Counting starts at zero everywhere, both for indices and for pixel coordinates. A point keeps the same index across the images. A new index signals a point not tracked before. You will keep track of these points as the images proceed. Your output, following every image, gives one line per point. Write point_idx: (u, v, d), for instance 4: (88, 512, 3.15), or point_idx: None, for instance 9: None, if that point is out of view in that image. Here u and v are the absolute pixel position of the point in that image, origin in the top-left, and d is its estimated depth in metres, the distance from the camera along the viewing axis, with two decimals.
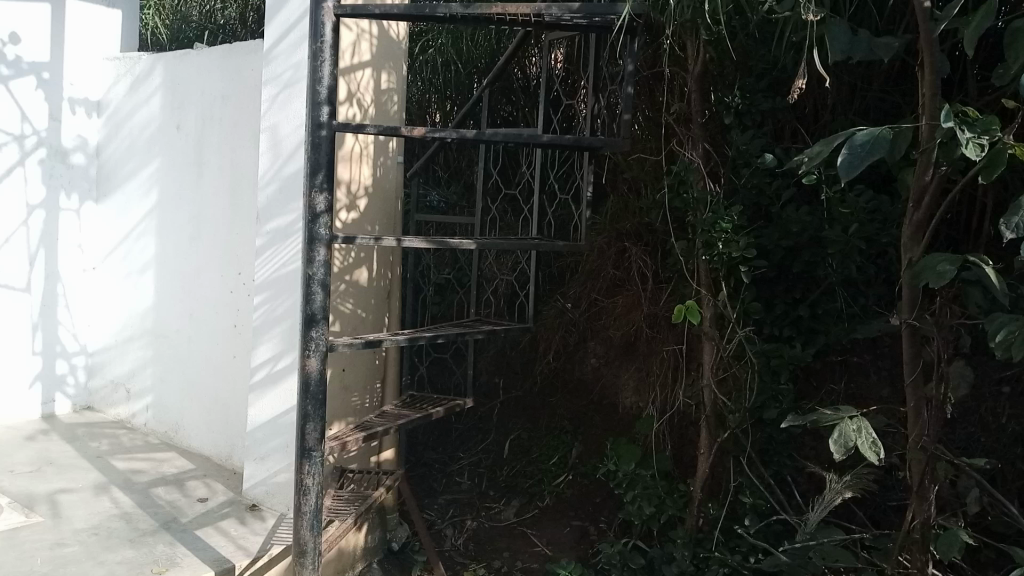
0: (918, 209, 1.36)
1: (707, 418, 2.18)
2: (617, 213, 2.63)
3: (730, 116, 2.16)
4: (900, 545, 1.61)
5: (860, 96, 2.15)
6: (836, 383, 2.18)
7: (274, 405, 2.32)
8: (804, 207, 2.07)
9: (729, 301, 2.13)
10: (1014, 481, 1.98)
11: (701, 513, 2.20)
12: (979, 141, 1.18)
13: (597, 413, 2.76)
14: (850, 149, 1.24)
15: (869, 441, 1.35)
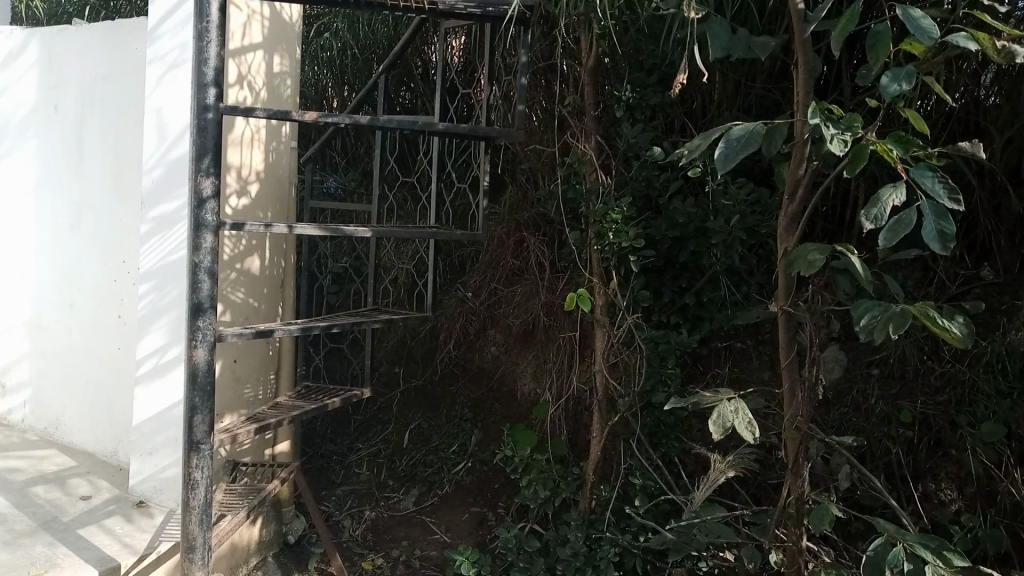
0: (792, 201, 1.44)
1: (600, 404, 2.24)
2: (515, 204, 2.72)
3: (621, 109, 2.23)
4: (777, 520, 1.70)
5: (743, 93, 2.25)
6: (721, 367, 2.29)
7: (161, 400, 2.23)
8: (690, 200, 2.15)
9: (620, 290, 2.20)
10: (881, 458, 2.12)
11: (594, 495, 2.25)
12: (843, 137, 1.21)
13: (495, 400, 2.78)
14: (727, 143, 1.27)
15: (746, 422, 1.39)
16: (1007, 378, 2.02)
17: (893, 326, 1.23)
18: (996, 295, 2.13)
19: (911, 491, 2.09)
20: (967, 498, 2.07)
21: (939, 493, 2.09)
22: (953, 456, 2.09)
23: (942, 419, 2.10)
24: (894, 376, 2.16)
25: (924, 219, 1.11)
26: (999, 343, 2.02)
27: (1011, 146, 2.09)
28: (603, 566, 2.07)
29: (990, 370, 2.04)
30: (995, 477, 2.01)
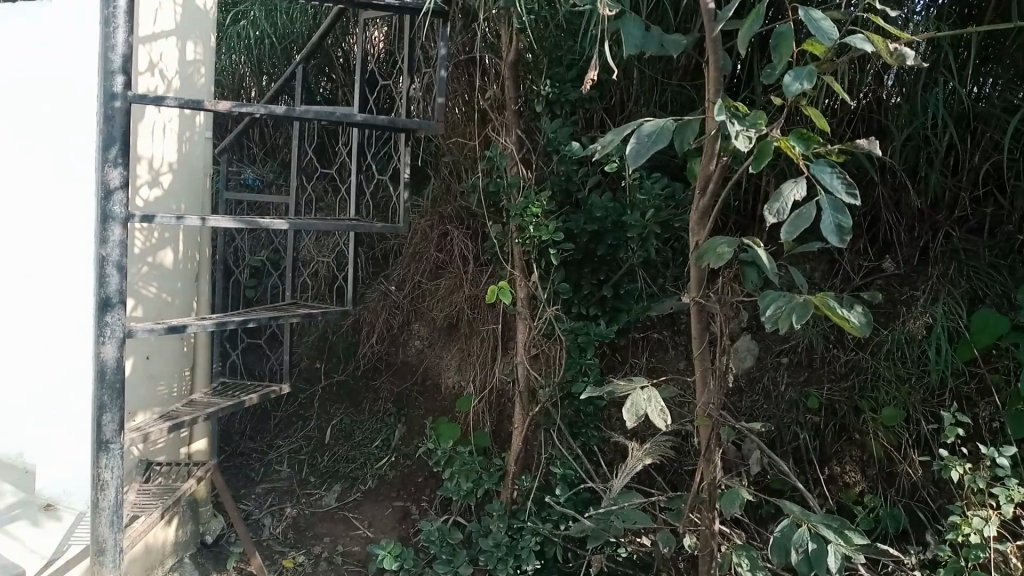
0: (703, 196, 1.48)
1: (521, 395, 2.26)
2: (438, 196, 2.74)
3: (541, 104, 2.25)
4: (691, 505, 1.75)
5: (659, 91, 2.35)
6: (638, 357, 2.37)
7: (57, 390, 2.12)
8: (608, 194, 2.19)
9: (541, 284, 2.22)
10: (790, 443, 2.20)
11: (516, 485, 2.27)
12: (749, 134, 1.23)
13: (420, 394, 2.78)
14: (637, 139, 1.24)
15: (659, 410, 1.42)
16: (905, 364, 2.14)
17: (797, 316, 1.27)
18: (897, 286, 2.25)
19: (817, 474, 2.17)
20: (871, 479, 2.15)
21: (843, 475, 2.17)
22: (857, 440, 2.17)
23: (846, 404, 2.19)
24: (802, 363, 2.25)
25: (822, 213, 1.11)
26: (899, 332, 2.15)
27: (910, 143, 2.20)
28: (525, 556, 2.09)
29: (891, 357, 2.15)
30: (894, 459, 2.11)
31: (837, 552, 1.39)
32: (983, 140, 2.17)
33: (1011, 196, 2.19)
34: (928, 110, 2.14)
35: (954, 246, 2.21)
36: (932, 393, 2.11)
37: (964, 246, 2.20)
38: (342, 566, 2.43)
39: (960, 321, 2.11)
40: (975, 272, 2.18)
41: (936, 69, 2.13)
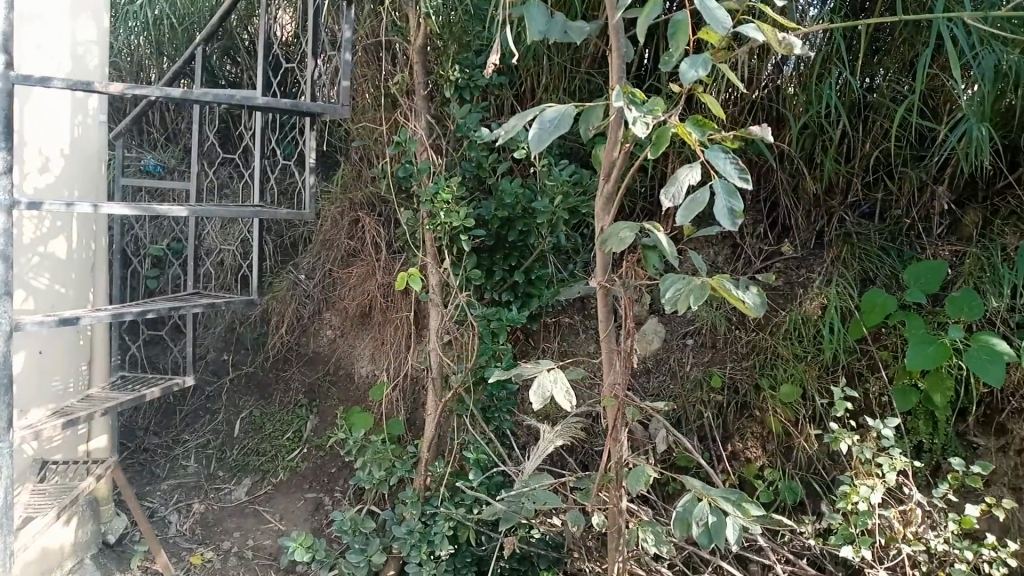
0: (608, 181, 1.50)
1: (433, 382, 2.24)
2: (348, 182, 2.70)
3: (450, 90, 2.24)
4: (600, 484, 1.79)
5: (569, 77, 2.38)
6: (550, 342, 2.40)
7: None
8: (517, 180, 2.21)
9: (452, 270, 2.22)
10: (695, 422, 2.27)
11: (428, 472, 2.26)
12: (649, 120, 1.24)
13: (331, 383, 2.74)
14: (539, 127, 1.16)
15: (565, 389, 1.43)
16: (802, 344, 2.23)
17: (694, 297, 1.31)
18: (793, 269, 2.39)
19: (720, 450, 2.23)
20: (770, 454, 2.22)
21: (746, 451, 2.24)
22: (758, 417, 2.24)
23: (747, 382, 2.26)
24: (706, 345, 2.35)
25: (716, 198, 1.14)
26: (796, 312, 2.25)
27: (806, 132, 2.30)
28: (438, 541, 2.09)
29: (789, 336, 2.25)
30: (792, 434, 2.19)
31: (735, 523, 1.44)
32: (874, 129, 2.26)
33: (899, 182, 2.31)
34: (822, 98, 2.21)
35: (847, 230, 2.34)
36: (825, 368, 2.21)
37: (856, 230, 2.33)
38: (252, 561, 2.38)
39: (852, 302, 2.22)
40: (865, 254, 2.30)
41: (831, 60, 2.20)
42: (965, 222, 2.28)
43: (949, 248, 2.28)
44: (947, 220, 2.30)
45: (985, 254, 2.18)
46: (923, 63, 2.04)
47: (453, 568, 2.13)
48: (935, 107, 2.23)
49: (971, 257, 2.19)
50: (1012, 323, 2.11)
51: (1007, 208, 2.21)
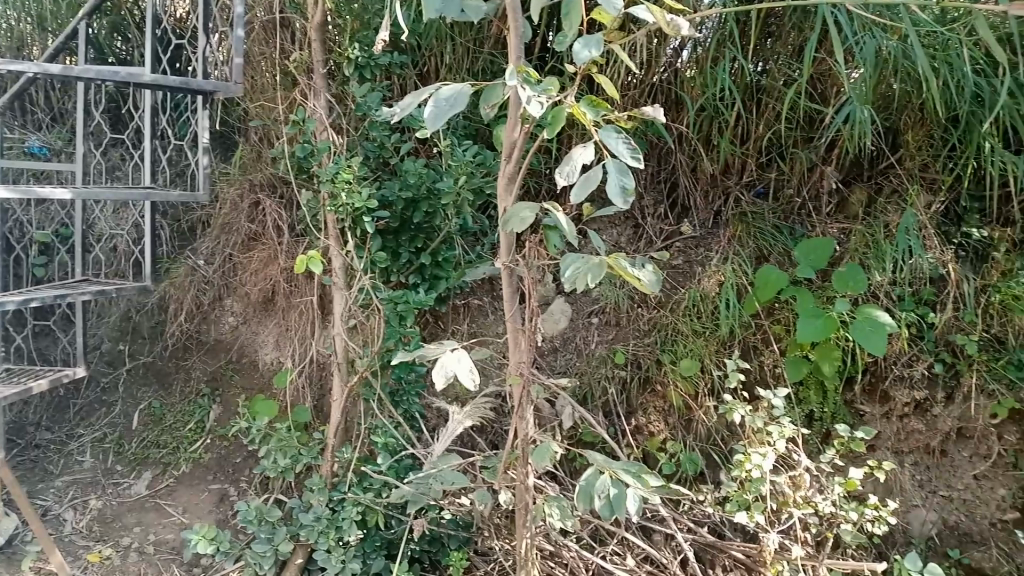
0: (509, 162, 1.49)
1: (339, 366, 2.22)
2: (249, 164, 2.63)
3: (349, 68, 2.20)
4: (507, 462, 1.82)
5: (472, 58, 2.39)
6: (460, 324, 2.41)
7: None
8: (420, 160, 2.19)
9: (356, 252, 2.20)
10: (601, 398, 2.31)
11: (335, 458, 2.22)
12: (545, 100, 1.24)
13: (234, 371, 2.66)
14: (435, 104, 1.14)
15: (470, 367, 1.43)
16: (700, 320, 2.31)
17: (592, 276, 1.33)
18: (693, 248, 2.47)
19: (624, 425, 2.28)
20: (672, 427, 2.28)
21: (649, 425, 2.28)
22: (660, 392, 2.30)
23: (649, 357, 2.31)
24: (611, 323, 2.40)
25: (608, 177, 1.16)
26: (694, 290, 2.33)
27: (703, 114, 2.37)
28: (346, 527, 2.07)
29: (688, 313, 2.32)
30: (692, 407, 2.26)
31: (635, 494, 1.49)
32: (767, 111, 2.34)
33: (790, 163, 2.40)
34: (716, 81, 2.28)
35: (742, 209, 2.43)
36: (722, 343, 2.28)
37: (750, 209, 2.41)
38: (154, 556, 2.30)
39: (746, 279, 2.30)
40: (759, 232, 2.39)
41: (725, 43, 2.27)
42: (852, 200, 2.39)
43: (838, 226, 2.38)
44: (835, 199, 2.41)
45: (869, 232, 2.29)
46: (810, 47, 2.12)
47: (363, 553, 2.12)
48: (823, 91, 2.32)
49: (856, 234, 2.30)
50: (893, 295, 2.23)
51: (890, 187, 2.35)
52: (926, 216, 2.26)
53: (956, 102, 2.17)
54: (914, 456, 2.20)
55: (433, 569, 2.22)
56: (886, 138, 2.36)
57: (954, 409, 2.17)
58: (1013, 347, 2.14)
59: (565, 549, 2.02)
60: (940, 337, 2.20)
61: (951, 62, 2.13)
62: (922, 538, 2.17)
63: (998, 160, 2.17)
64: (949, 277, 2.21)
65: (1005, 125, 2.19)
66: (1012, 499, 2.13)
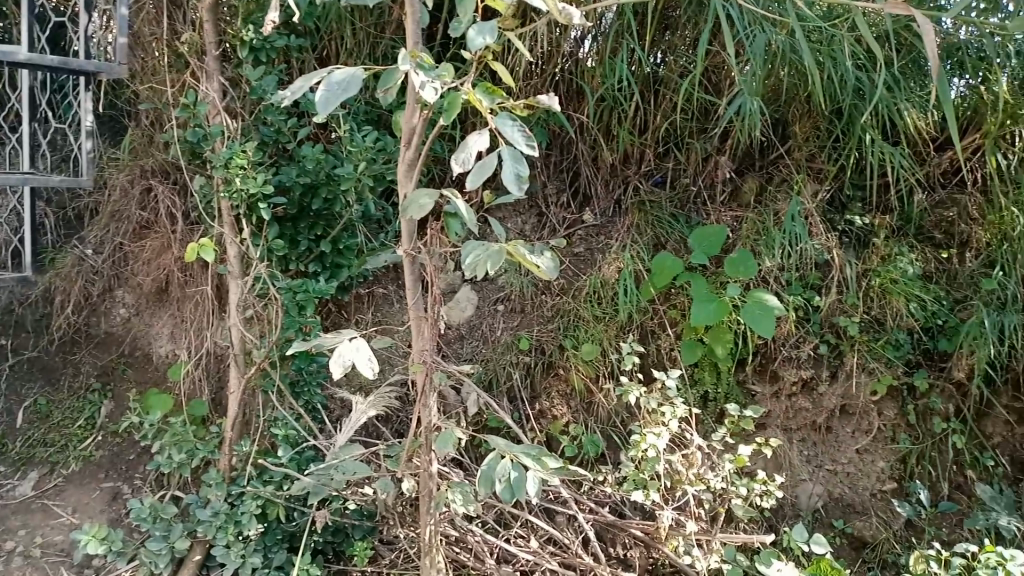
0: (408, 148, 1.47)
1: (235, 358, 2.15)
2: (139, 148, 2.53)
3: (243, 51, 2.15)
4: (410, 450, 1.81)
5: (372, 43, 2.37)
6: (363, 313, 2.38)
7: None
8: (318, 145, 2.15)
9: (252, 240, 2.15)
10: (506, 384, 2.33)
11: (233, 452, 2.16)
12: (440, 86, 1.23)
13: (126, 364, 2.55)
14: (326, 88, 1.12)
15: (367, 357, 1.42)
16: (601, 305, 2.35)
17: (492, 262, 1.33)
18: (594, 236, 2.52)
19: (528, 409, 2.30)
20: (574, 410, 2.32)
21: (552, 409, 2.32)
22: (563, 375, 2.33)
23: (552, 343, 2.35)
24: (515, 309, 2.43)
25: (503, 163, 1.16)
26: (595, 276, 2.37)
27: (603, 104, 2.41)
28: (245, 521, 2.03)
29: (589, 299, 2.37)
30: (592, 390, 2.30)
31: (534, 477, 1.51)
32: (664, 102, 2.40)
33: (687, 153, 2.47)
34: (614, 71, 2.33)
35: (641, 198, 2.48)
36: (621, 328, 2.34)
37: (648, 198, 2.47)
38: (41, 560, 2.19)
39: (643, 266, 2.36)
40: (657, 220, 2.45)
41: (624, 34, 2.31)
42: (745, 189, 2.47)
43: (731, 214, 2.46)
44: (729, 187, 2.49)
45: (760, 219, 2.38)
46: (703, 40, 2.19)
47: (263, 547, 2.08)
48: (717, 83, 2.39)
49: (748, 222, 2.39)
50: (782, 280, 2.32)
51: (779, 176, 2.44)
52: (812, 205, 2.37)
53: (839, 96, 2.28)
54: (802, 432, 2.31)
55: (337, 560, 2.20)
56: (776, 129, 2.46)
57: (838, 386, 2.29)
58: (890, 327, 2.27)
59: (470, 534, 2.04)
60: (826, 319, 2.31)
61: (835, 58, 2.23)
62: (810, 510, 2.28)
63: (878, 150, 2.30)
64: (833, 262, 2.32)
65: (882, 118, 2.31)
66: (890, 470, 2.27)
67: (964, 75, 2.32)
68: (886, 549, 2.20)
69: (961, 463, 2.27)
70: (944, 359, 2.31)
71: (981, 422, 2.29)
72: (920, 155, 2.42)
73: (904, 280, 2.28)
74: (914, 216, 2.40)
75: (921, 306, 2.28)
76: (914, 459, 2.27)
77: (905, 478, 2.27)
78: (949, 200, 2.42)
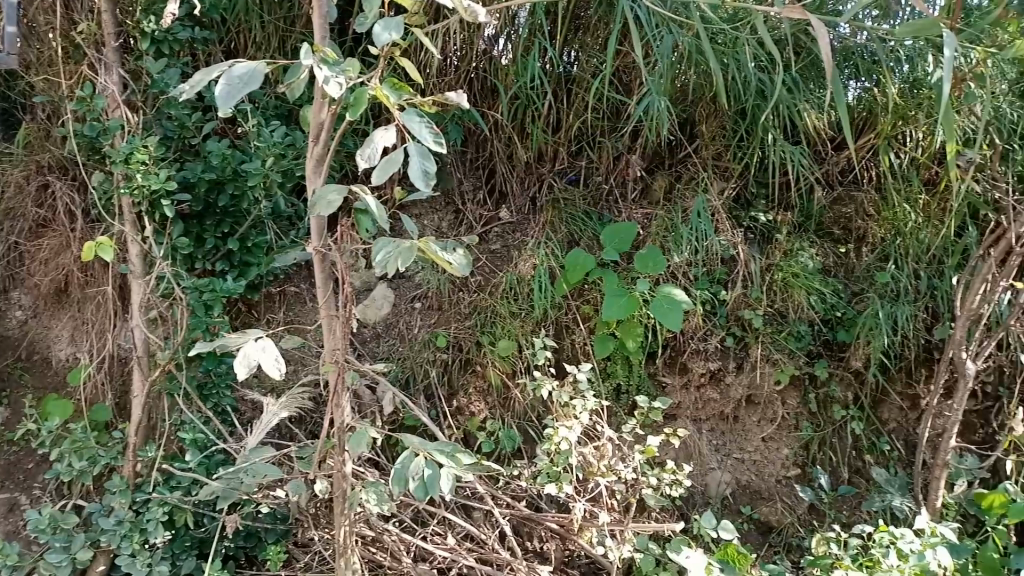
0: (317, 143, 1.44)
1: (139, 361, 2.08)
2: (34, 143, 2.41)
3: (145, 42, 2.08)
4: (323, 450, 1.79)
5: (281, 36, 2.33)
6: (275, 312, 2.33)
7: None
8: (225, 141, 2.10)
9: (155, 239, 2.08)
10: (422, 382, 2.32)
11: (137, 458, 2.08)
12: (345, 82, 1.22)
13: (21, 370, 2.40)
14: (227, 82, 1.10)
15: (274, 358, 1.39)
16: (517, 302, 2.37)
17: (403, 259, 1.32)
18: (510, 233, 2.53)
19: (445, 407, 2.30)
20: (490, 407, 2.33)
21: (469, 406, 2.31)
22: (479, 372, 2.34)
23: (470, 340, 2.35)
24: (433, 307, 2.42)
25: (410, 159, 1.16)
26: (511, 273, 2.39)
27: (516, 102, 2.43)
28: (151, 529, 1.96)
29: (505, 295, 2.38)
30: (509, 386, 2.31)
31: (448, 474, 1.51)
32: (576, 100, 2.43)
33: (600, 151, 2.51)
34: (526, 70, 2.35)
35: (555, 195, 2.51)
36: (536, 324, 2.35)
37: (563, 195, 2.50)
38: None
39: (558, 263, 2.39)
40: (571, 217, 2.48)
41: (536, 32, 2.34)
42: (655, 186, 2.53)
43: (642, 211, 2.51)
44: (640, 185, 2.54)
45: (669, 216, 2.44)
46: (612, 40, 2.23)
47: (171, 555, 2.02)
48: (628, 83, 2.44)
49: (658, 219, 2.44)
50: (691, 275, 2.38)
51: (688, 173, 2.51)
52: (718, 202, 2.44)
53: (743, 97, 2.36)
54: (711, 422, 2.38)
55: (250, 565, 2.15)
56: (683, 129, 2.53)
57: (744, 377, 2.36)
58: (792, 319, 2.36)
59: (386, 533, 2.02)
60: (732, 312, 2.38)
61: (738, 59, 2.31)
62: (719, 497, 2.35)
63: (780, 149, 2.39)
64: (738, 257, 2.40)
65: (784, 118, 2.40)
66: (794, 457, 2.36)
67: (859, 78, 2.43)
68: (791, 533, 2.29)
69: (860, 448, 2.37)
70: (842, 349, 2.41)
71: (878, 408, 2.40)
72: (820, 154, 2.53)
73: (806, 274, 2.38)
74: (814, 213, 2.50)
75: (820, 299, 2.37)
76: (816, 446, 2.36)
77: (807, 464, 2.36)
78: (847, 197, 2.53)
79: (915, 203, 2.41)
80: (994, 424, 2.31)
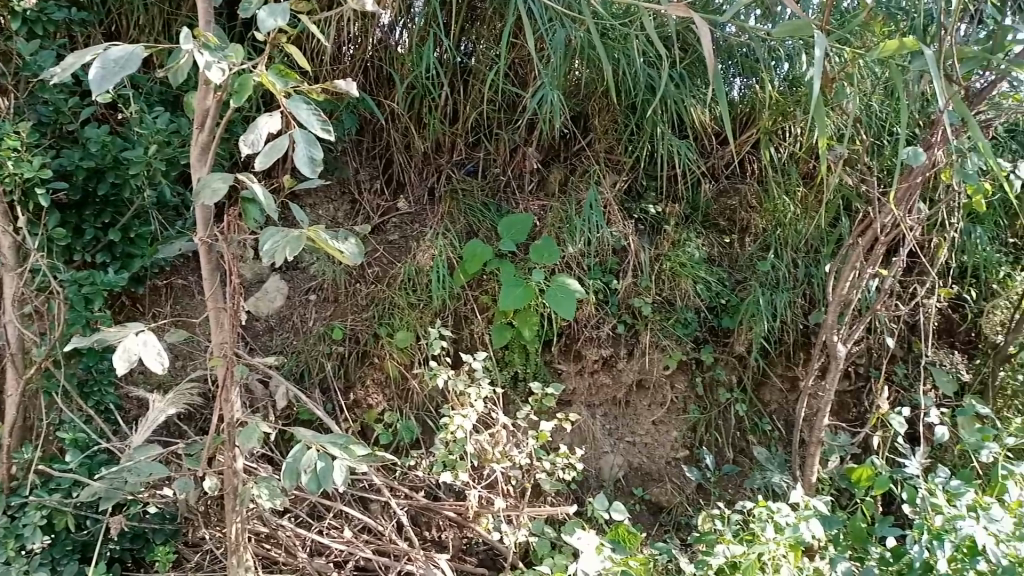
0: (202, 130, 1.40)
1: (13, 359, 1.98)
2: None
3: (16, 21, 1.96)
4: (211, 445, 1.74)
5: (166, 19, 2.26)
6: (162, 306, 2.26)
7: None
8: (104, 127, 2.01)
9: (28, 229, 1.97)
10: (317, 374, 2.29)
11: (12, 460, 1.97)
12: (227, 68, 1.20)
13: None
14: (101, 66, 1.06)
15: (155, 352, 1.35)
16: (415, 293, 2.37)
17: (291, 248, 1.30)
18: (408, 223, 2.52)
19: (341, 399, 2.28)
20: (388, 399, 2.31)
21: (367, 399, 2.29)
22: (377, 364, 2.32)
23: (367, 331, 2.33)
24: (329, 299, 2.39)
25: (296, 145, 1.15)
26: (409, 264, 2.38)
27: (412, 92, 2.42)
28: (27, 534, 1.86)
29: (404, 287, 2.37)
30: (407, 377, 2.31)
31: (342, 466, 1.49)
32: (472, 91, 2.45)
33: (496, 142, 2.54)
34: (421, 60, 2.35)
35: (453, 186, 2.52)
36: (435, 315, 2.35)
37: (460, 186, 2.51)
38: None
39: (455, 253, 2.40)
40: (468, 208, 2.49)
41: (430, 23, 2.34)
42: (550, 179, 2.58)
43: (538, 203, 2.55)
44: (536, 177, 2.58)
45: (563, 208, 2.49)
46: (506, 33, 2.26)
47: (50, 560, 1.92)
48: (523, 76, 2.48)
49: (553, 210, 2.49)
50: (584, 265, 2.43)
51: (582, 166, 2.57)
52: (610, 194, 2.51)
53: (633, 91, 2.44)
54: (604, 407, 2.45)
55: (137, 567, 2.08)
56: (577, 122, 2.59)
57: (635, 363, 2.43)
58: (680, 307, 2.45)
59: (281, 529, 1.99)
60: (623, 301, 2.45)
61: (628, 55, 2.38)
62: (612, 480, 2.42)
63: (669, 143, 2.48)
64: (629, 247, 2.47)
65: (672, 113, 2.49)
66: (682, 439, 2.45)
67: (743, 76, 2.55)
68: (680, 513, 2.38)
69: (743, 429, 2.49)
70: (726, 335, 2.52)
71: (760, 390, 2.53)
72: (706, 148, 2.63)
73: (692, 264, 2.47)
74: (701, 204, 2.61)
75: (706, 287, 2.48)
76: (703, 428, 2.46)
77: (694, 446, 2.46)
78: (732, 189, 2.64)
79: (794, 196, 2.54)
80: (865, 403, 2.47)
